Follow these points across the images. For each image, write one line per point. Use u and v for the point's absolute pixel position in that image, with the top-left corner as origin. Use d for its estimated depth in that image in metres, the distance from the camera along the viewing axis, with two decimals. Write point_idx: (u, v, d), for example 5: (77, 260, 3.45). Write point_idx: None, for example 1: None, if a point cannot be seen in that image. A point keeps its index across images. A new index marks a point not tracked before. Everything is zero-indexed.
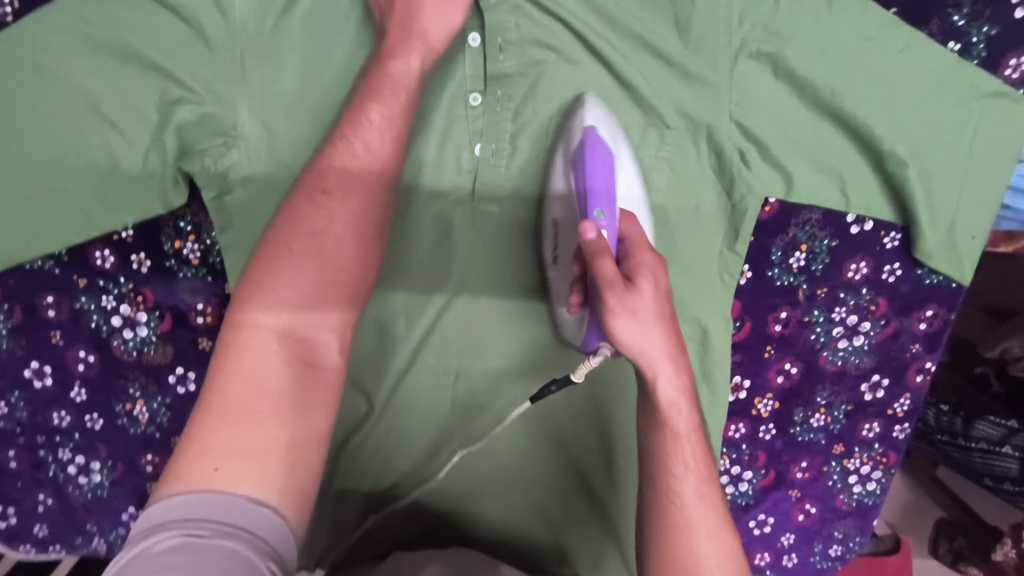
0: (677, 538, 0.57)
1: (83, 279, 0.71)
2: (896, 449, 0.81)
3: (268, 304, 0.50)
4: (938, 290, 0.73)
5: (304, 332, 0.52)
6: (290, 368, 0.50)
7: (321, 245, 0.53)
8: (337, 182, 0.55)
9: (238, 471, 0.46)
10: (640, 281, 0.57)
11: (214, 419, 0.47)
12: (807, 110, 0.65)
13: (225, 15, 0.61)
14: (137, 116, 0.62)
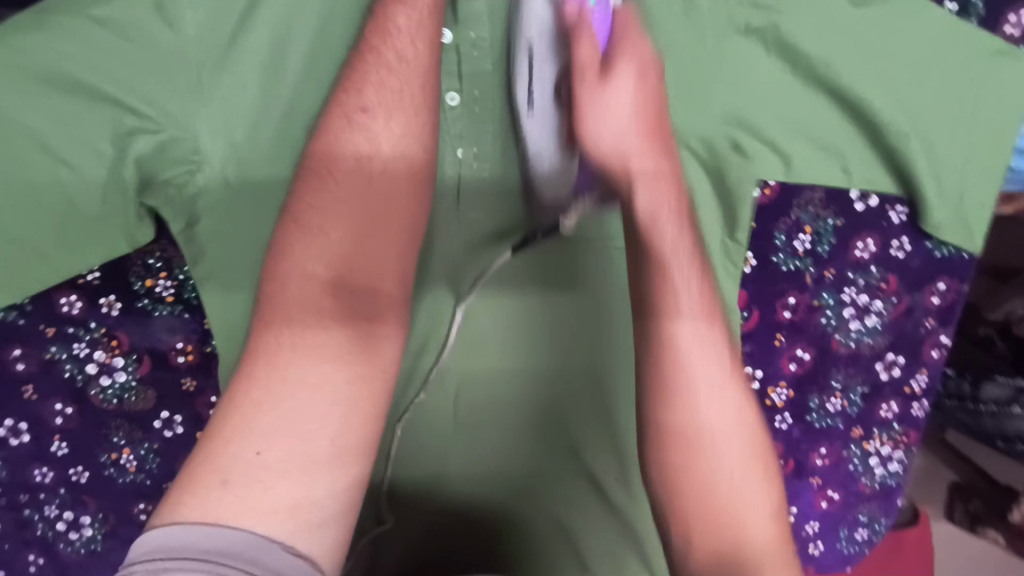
0: (690, 438, 0.56)
1: (50, 328, 0.66)
2: (915, 426, 0.79)
3: (313, 253, 0.53)
4: (949, 263, 0.70)
5: (359, 287, 0.54)
6: (343, 326, 0.52)
7: (367, 181, 0.55)
8: (371, 151, 0.55)
9: (282, 439, 0.47)
10: (617, 71, 0.58)
11: (262, 392, 0.48)
12: (802, 85, 0.62)
13: (177, 33, 0.57)
14: (89, 149, 0.57)
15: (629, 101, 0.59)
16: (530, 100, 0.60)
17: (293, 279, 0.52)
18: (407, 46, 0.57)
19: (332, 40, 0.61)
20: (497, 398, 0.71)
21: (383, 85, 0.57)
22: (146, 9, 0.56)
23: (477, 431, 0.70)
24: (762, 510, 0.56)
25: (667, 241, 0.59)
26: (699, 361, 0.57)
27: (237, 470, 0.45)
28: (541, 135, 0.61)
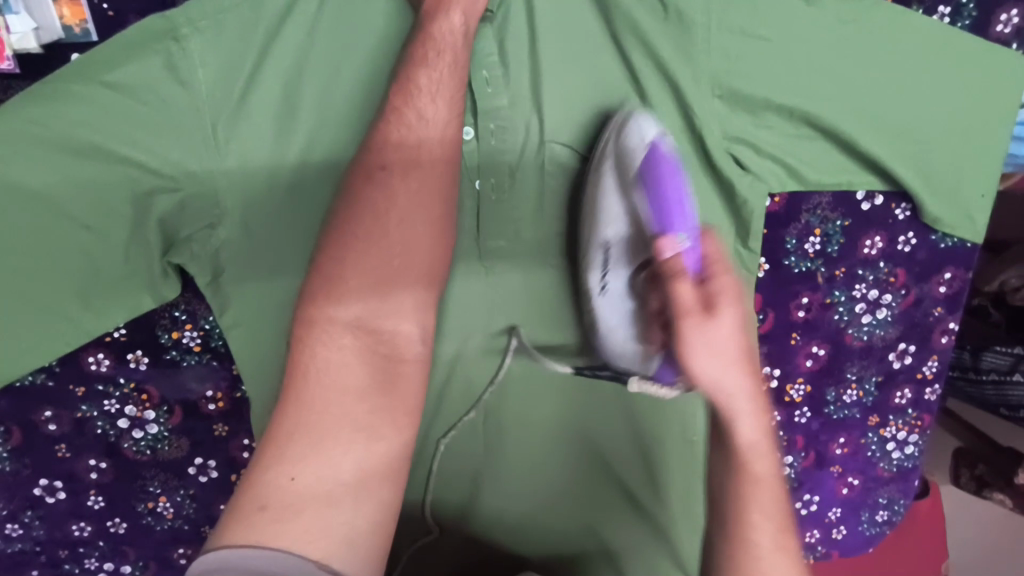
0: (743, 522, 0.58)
1: (80, 387, 0.66)
2: (929, 410, 0.81)
3: (333, 295, 0.52)
4: (955, 253, 0.73)
5: (380, 327, 0.53)
6: (366, 365, 0.53)
7: (382, 220, 0.53)
8: (388, 206, 0.52)
9: (311, 481, 0.49)
10: (720, 308, 0.53)
11: (295, 426, 0.50)
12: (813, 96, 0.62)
13: (191, 91, 0.56)
14: (111, 211, 0.58)
15: (730, 337, 0.54)
16: (604, 281, 0.64)
17: (318, 329, 0.52)
18: (430, 106, 0.52)
19: (343, 86, 0.60)
20: (528, 414, 0.75)
21: (395, 131, 0.52)
22: (157, 69, 0.55)
23: (507, 450, 0.76)
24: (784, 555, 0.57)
25: (748, 442, 0.58)
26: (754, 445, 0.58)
27: (272, 496, 0.47)
28: (609, 310, 0.65)
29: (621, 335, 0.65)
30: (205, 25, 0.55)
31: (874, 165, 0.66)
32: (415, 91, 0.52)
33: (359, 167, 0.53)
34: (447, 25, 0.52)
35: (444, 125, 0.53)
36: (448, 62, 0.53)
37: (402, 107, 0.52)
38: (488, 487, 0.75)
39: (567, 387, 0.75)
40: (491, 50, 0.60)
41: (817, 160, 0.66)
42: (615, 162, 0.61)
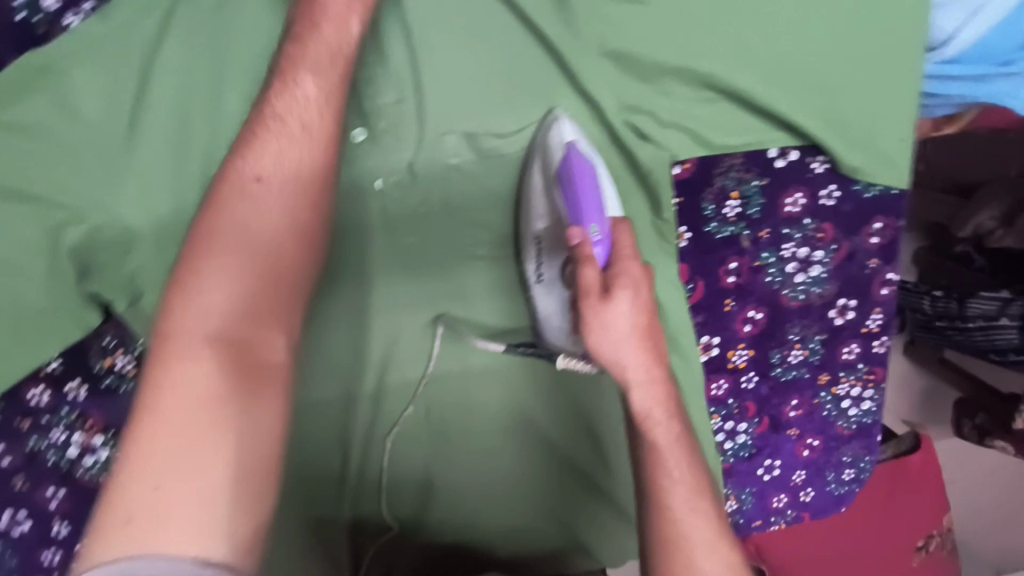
0: (670, 513, 0.58)
1: (26, 421, 0.68)
2: (881, 363, 0.80)
3: (188, 313, 0.51)
4: (882, 202, 0.71)
5: (243, 335, 0.52)
6: (225, 374, 0.50)
7: (248, 232, 0.54)
8: (255, 215, 0.54)
9: (177, 489, 0.46)
10: (617, 291, 0.55)
11: (150, 438, 0.47)
12: (705, 59, 0.62)
13: (82, 124, 0.58)
14: (23, 249, 0.59)
15: (629, 321, 0.56)
16: (540, 273, 0.67)
17: (179, 342, 0.50)
18: (309, 113, 0.56)
19: (232, 101, 0.60)
20: (469, 410, 0.76)
21: (270, 150, 0.55)
22: (47, 107, 0.57)
23: (456, 451, 0.76)
24: (711, 542, 0.57)
25: (663, 442, 0.59)
26: (672, 452, 0.59)
27: (137, 509, 0.44)
28: (546, 301, 0.67)
29: (557, 322, 0.67)
30: (84, 58, 0.57)
31: (781, 120, 0.65)
32: (295, 98, 0.56)
33: (226, 176, 0.54)
34: (320, 36, 0.57)
35: (320, 133, 0.56)
36: (325, 78, 0.57)
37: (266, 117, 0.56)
38: (439, 489, 0.76)
39: (515, 380, 0.76)
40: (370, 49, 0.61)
41: (720, 121, 0.65)
42: (541, 166, 0.64)
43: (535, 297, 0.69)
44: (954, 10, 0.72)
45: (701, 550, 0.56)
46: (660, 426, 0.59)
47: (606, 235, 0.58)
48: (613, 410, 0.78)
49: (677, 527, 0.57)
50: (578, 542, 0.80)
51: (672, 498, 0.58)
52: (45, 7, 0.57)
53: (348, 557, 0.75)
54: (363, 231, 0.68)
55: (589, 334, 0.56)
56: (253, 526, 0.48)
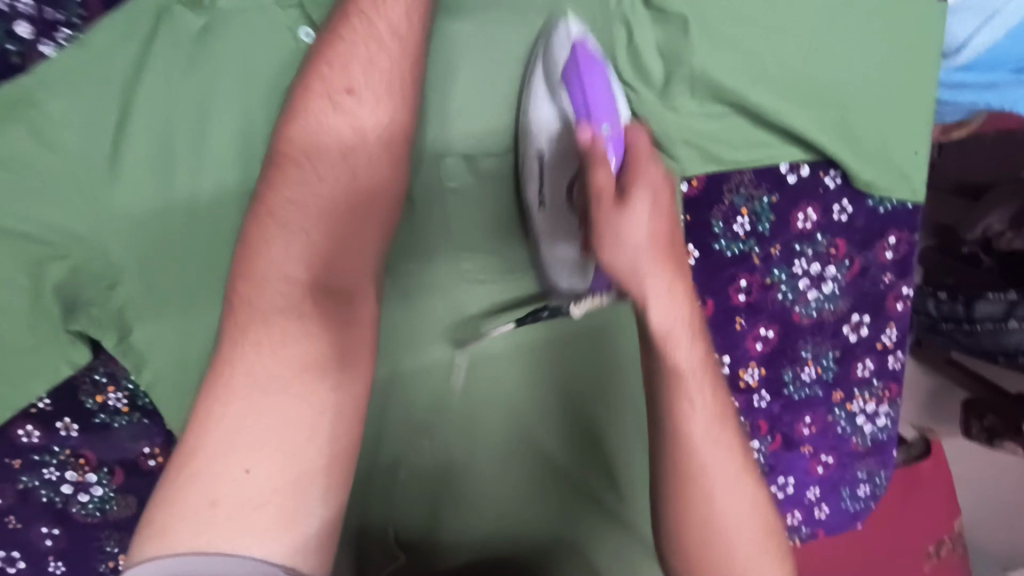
0: (685, 451, 0.60)
1: (16, 459, 0.66)
2: (895, 377, 0.78)
3: (283, 259, 0.53)
4: (896, 216, 0.69)
5: (331, 283, 0.55)
6: (320, 334, 0.55)
7: (313, 189, 0.54)
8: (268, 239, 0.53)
9: (263, 464, 0.51)
10: (634, 195, 0.51)
11: (238, 413, 0.51)
12: (717, 73, 0.59)
13: (62, 155, 0.55)
14: (6, 286, 0.57)
15: (645, 230, 0.52)
16: (543, 196, 0.59)
17: (244, 335, 0.53)
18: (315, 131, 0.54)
19: (220, 130, 0.58)
20: (473, 431, 0.73)
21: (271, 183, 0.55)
22: (23, 138, 0.54)
23: (465, 470, 0.73)
24: (733, 478, 0.61)
25: (694, 403, 0.60)
26: (695, 374, 0.60)
27: (222, 493, 0.50)
28: (535, 167, 0.59)
29: (563, 250, 0.61)
30: (62, 88, 0.54)
31: (793, 135, 0.63)
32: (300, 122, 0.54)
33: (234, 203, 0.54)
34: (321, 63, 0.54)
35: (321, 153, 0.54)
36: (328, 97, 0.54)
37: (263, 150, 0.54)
38: (449, 512, 0.71)
39: (527, 400, 0.75)
40: None
41: (731, 135, 0.62)
42: (544, 66, 0.58)
43: (523, 184, 0.61)
44: (967, 14, 0.70)
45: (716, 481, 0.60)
46: (666, 314, 0.58)
47: (617, 135, 0.53)
48: (623, 428, 0.77)
49: (698, 472, 0.60)
50: (588, 565, 0.74)
51: (693, 436, 0.60)
52: (20, 36, 0.55)
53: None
54: None
55: (602, 236, 0.51)
56: (334, 513, 0.54)
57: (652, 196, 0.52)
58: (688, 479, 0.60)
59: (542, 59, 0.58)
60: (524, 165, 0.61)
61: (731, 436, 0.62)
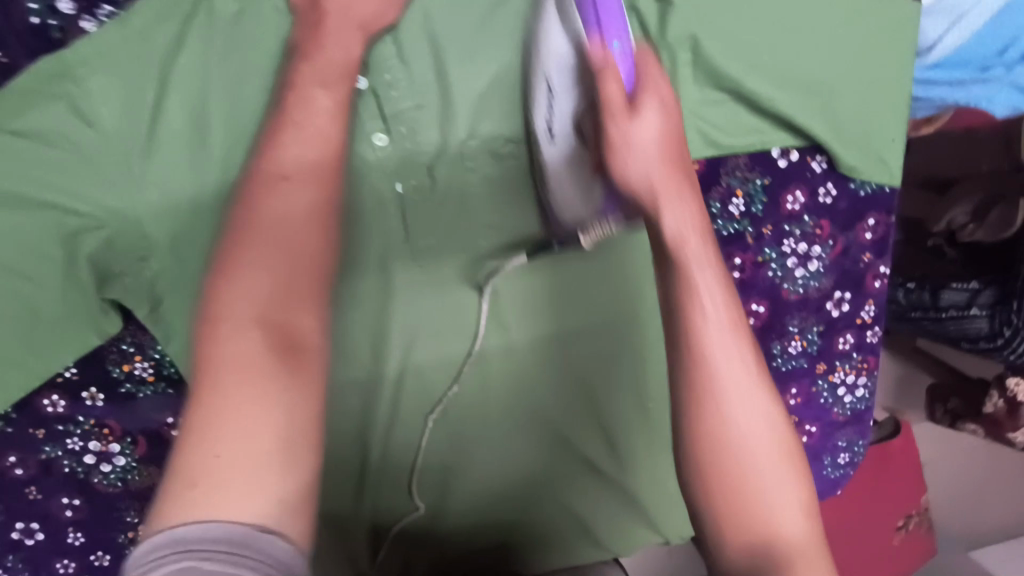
0: (728, 456, 0.49)
1: (40, 429, 0.68)
2: (873, 351, 0.84)
3: (238, 296, 0.50)
4: (874, 199, 0.75)
5: (280, 318, 0.50)
6: (269, 353, 0.50)
7: (282, 227, 0.52)
8: (278, 210, 0.52)
9: (231, 474, 0.46)
10: (643, 106, 0.52)
11: (206, 415, 0.48)
12: (719, 63, 0.64)
13: (98, 129, 0.57)
14: (41, 257, 0.60)
15: (656, 135, 0.52)
16: (552, 129, 0.62)
17: (222, 321, 0.49)
18: (326, 119, 0.56)
19: (251, 105, 0.59)
20: (485, 406, 0.77)
21: (300, 156, 0.55)
22: (62, 114, 0.56)
23: (472, 442, 0.77)
24: (795, 513, 0.49)
25: (735, 411, 0.49)
26: (724, 333, 0.50)
27: (199, 474, 0.46)
28: (558, 160, 0.63)
29: (568, 190, 0.63)
30: (100, 63, 0.56)
31: (785, 121, 0.68)
32: (314, 109, 0.56)
33: (254, 176, 0.54)
34: (345, 55, 0.58)
35: (334, 136, 0.56)
36: (346, 83, 0.57)
37: (300, 122, 0.56)
38: (454, 483, 0.76)
39: (535, 373, 0.78)
40: (391, 57, 0.64)
41: (727, 122, 0.68)
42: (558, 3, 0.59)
43: (543, 156, 0.65)
44: (938, 17, 0.78)
45: (762, 454, 0.49)
46: (695, 245, 0.50)
47: (627, 50, 0.54)
48: (625, 405, 0.80)
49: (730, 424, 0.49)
50: (590, 531, 0.79)
51: (727, 383, 0.49)
52: (62, 11, 0.57)
53: (365, 548, 0.73)
54: (386, 234, 0.70)
55: (622, 164, 0.52)
56: (301, 480, 0.49)
57: (691, 223, 0.51)
58: (718, 441, 0.49)
59: (536, 56, 0.63)
60: (535, 125, 0.65)
61: (792, 465, 0.50)
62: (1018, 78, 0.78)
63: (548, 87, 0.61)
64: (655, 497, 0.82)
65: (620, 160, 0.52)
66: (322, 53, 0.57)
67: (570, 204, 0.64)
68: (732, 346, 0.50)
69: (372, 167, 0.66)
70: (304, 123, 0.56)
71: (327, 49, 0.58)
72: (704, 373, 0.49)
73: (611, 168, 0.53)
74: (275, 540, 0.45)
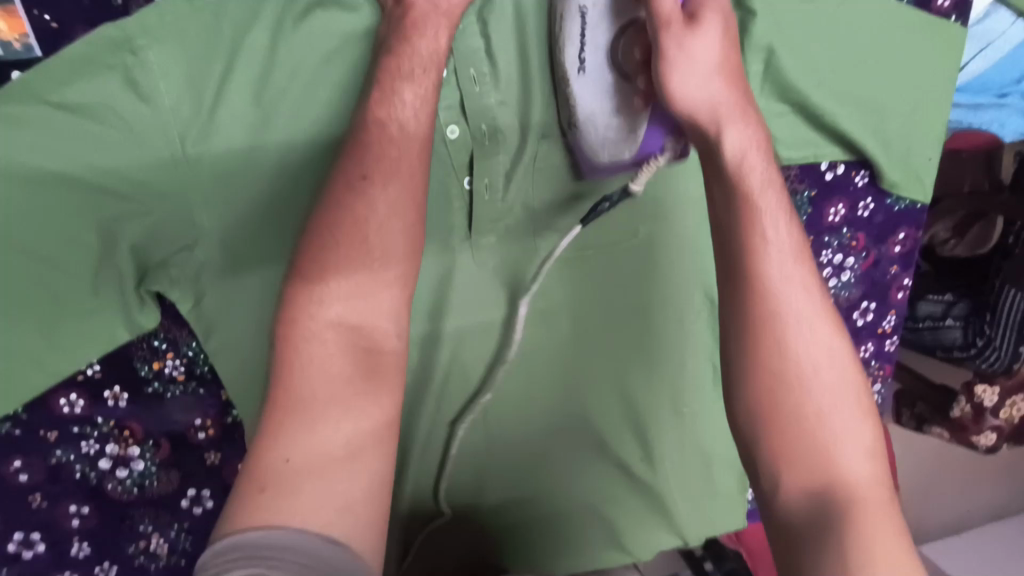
0: (797, 389, 0.51)
1: (52, 431, 0.62)
2: (889, 360, 0.87)
3: (321, 300, 0.51)
4: (907, 215, 0.78)
5: (357, 321, 0.51)
6: (347, 356, 0.51)
7: (364, 226, 0.51)
8: (367, 212, 0.52)
9: (307, 464, 0.48)
10: (704, 17, 0.54)
11: (285, 415, 0.49)
12: (788, 76, 0.66)
13: (152, 107, 0.52)
14: (76, 243, 0.54)
15: (714, 55, 0.54)
16: (582, 59, 0.57)
17: (301, 328, 0.50)
18: (412, 118, 0.54)
19: (322, 91, 0.56)
20: (525, 406, 0.77)
21: (383, 155, 0.53)
22: (115, 87, 0.51)
23: (508, 443, 0.77)
24: (863, 452, 0.50)
25: (802, 349, 0.52)
26: (808, 319, 0.52)
27: (270, 478, 0.47)
28: (590, 92, 0.58)
29: (604, 121, 0.58)
30: (163, 35, 0.51)
31: (838, 135, 0.70)
32: (398, 105, 0.54)
33: (341, 176, 0.53)
34: (431, 46, 0.54)
35: (420, 137, 0.54)
36: (431, 76, 0.55)
37: (382, 116, 0.54)
38: (490, 486, 0.77)
39: (577, 375, 0.77)
40: (478, 47, 0.60)
41: (786, 134, 0.69)
42: None
43: (572, 88, 0.59)
44: (968, 43, 0.80)
45: (849, 448, 0.50)
46: (756, 169, 0.54)
47: None
48: (662, 411, 0.80)
49: (819, 428, 0.50)
50: (612, 532, 0.81)
51: (807, 369, 0.51)
52: None
53: (396, 549, 0.75)
54: (445, 230, 0.67)
55: (676, 91, 0.53)
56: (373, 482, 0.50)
57: (750, 143, 0.54)
58: (800, 406, 0.51)
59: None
60: (561, 59, 0.59)
61: (860, 398, 0.52)
62: None
63: (579, 6, 0.56)
64: (682, 501, 0.83)
65: (676, 87, 0.53)
66: (407, 39, 0.54)
67: (611, 138, 0.59)
68: (817, 335, 0.52)
69: (440, 162, 0.63)
70: (386, 114, 0.54)
71: (413, 37, 0.54)
72: (784, 360, 0.51)
73: (662, 82, 0.53)
74: (352, 554, 0.46)
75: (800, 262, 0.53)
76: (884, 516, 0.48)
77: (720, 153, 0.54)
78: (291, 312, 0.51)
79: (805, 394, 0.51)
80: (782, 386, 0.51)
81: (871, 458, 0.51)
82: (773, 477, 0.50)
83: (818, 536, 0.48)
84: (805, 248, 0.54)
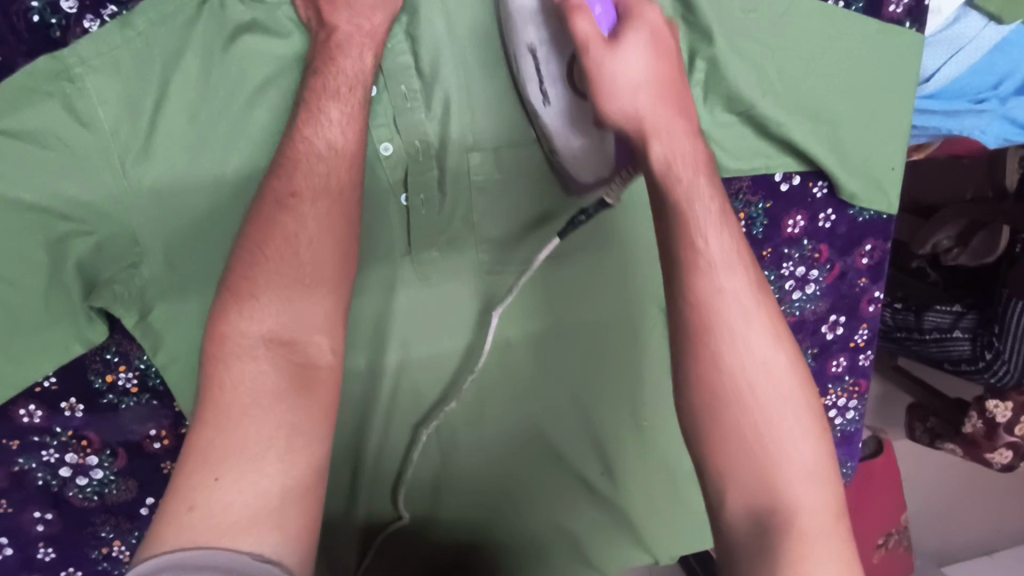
0: (728, 374, 0.52)
1: (14, 440, 0.65)
2: (865, 375, 0.84)
3: (251, 318, 0.52)
4: (872, 225, 0.77)
5: (291, 336, 0.52)
6: (280, 372, 0.51)
7: (294, 246, 0.53)
8: (297, 228, 0.53)
9: (237, 484, 0.48)
10: (625, 40, 0.55)
11: (213, 432, 0.49)
12: (730, 85, 0.65)
13: (91, 131, 0.55)
14: (23, 262, 0.57)
15: (645, 68, 0.55)
16: (546, 93, 0.60)
17: (231, 344, 0.51)
18: (339, 135, 0.55)
19: (256, 113, 0.59)
20: (481, 418, 0.77)
21: (311, 171, 0.54)
22: (57, 113, 0.54)
23: (467, 456, 0.77)
24: (779, 386, 0.53)
25: (710, 260, 0.54)
26: (717, 269, 0.54)
27: (201, 498, 0.47)
28: (557, 124, 0.60)
29: (576, 144, 0.61)
30: (99, 64, 0.54)
31: (791, 146, 0.69)
32: (325, 123, 0.55)
33: (269, 194, 0.54)
34: (356, 64, 0.56)
35: (348, 153, 0.55)
36: (358, 93, 0.56)
37: (311, 135, 0.55)
38: (450, 496, 0.77)
39: (534, 384, 0.78)
40: (409, 65, 0.61)
41: (734, 144, 0.68)
42: None
43: (543, 121, 0.61)
44: (936, 48, 0.77)
45: (725, 299, 0.53)
46: (643, 99, 0.55)
47: (604, 9, 0.56)
48: (622, 428, 0.79)
49: (702, 311, 0.53)
50: (579, 551, 0.80)
51: (722, 324, 0.53)
52: (64, 10, 0.55)
53: (354, 552, 0.75)
54: (386, 244, 0.68)
55: (607, 91, 0.54)
56: (301, 504, 0.50)
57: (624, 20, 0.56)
58: (733, 389, 0.52)
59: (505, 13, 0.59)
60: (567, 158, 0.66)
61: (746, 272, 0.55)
62: (1012, 112, 0.77)
63: (532, 54, 0.58)
64: (647, 518, 0.80)
65: (604, 86, 0.54)
66: (332, 60, 0.55)
67: (585, 156, 0.62)
68: (732, 284, 0.54)
69: (377, 178, 0.64)
70: (312, 133, 0.55)
71: (337, 57, 0.55)
72: (711, 332, 0.53)
73: (598, 104, 0.54)
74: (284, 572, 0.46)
75: (666, 117, 0.56)
76: (803, 460, 0.51)
77: (628, 116, 0.55)
78: (219, 331, 0.52)
79: (734, 356, 0.52)
80: (720, 384, 0.52)
81: (737, 267, 0.55)
82: (720, 489, 0.51)
83: (764, 545, 0.49)
84: (664, 92, 0.56)
